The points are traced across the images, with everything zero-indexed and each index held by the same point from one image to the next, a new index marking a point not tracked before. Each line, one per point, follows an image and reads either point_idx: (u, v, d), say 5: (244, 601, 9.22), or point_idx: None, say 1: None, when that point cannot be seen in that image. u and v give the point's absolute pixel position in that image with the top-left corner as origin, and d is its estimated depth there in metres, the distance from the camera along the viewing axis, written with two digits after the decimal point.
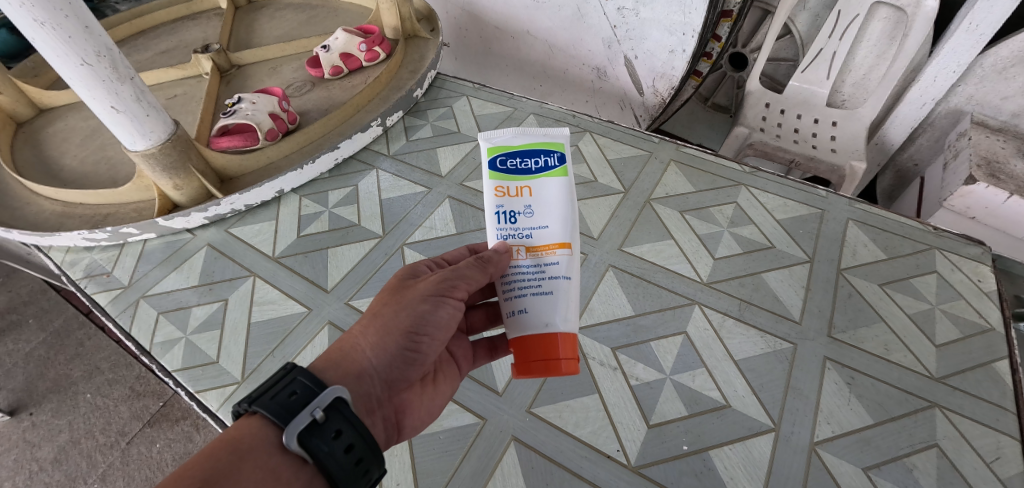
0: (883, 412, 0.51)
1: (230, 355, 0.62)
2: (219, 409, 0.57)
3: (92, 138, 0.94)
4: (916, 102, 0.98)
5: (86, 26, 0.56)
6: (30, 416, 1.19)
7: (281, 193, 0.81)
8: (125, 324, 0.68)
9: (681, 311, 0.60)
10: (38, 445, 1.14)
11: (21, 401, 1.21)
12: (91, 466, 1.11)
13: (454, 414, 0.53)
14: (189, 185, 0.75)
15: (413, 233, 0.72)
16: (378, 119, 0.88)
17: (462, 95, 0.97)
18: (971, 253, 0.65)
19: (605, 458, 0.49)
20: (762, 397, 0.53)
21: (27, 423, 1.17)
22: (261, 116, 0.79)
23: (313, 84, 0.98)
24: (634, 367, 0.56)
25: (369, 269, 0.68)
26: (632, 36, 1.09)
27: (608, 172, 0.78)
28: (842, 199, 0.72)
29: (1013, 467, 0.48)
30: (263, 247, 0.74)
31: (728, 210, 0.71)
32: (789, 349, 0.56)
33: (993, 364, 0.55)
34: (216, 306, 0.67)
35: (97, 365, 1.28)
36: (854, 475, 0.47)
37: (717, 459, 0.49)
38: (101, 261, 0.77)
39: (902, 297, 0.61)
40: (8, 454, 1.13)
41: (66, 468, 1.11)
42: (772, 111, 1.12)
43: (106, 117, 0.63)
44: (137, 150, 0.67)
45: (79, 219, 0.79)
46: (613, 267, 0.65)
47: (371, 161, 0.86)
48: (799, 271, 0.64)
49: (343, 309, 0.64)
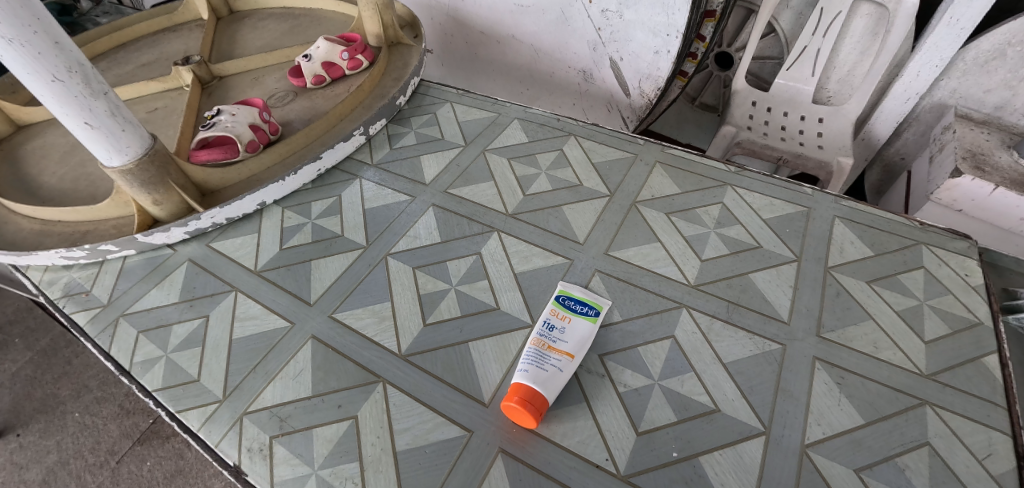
0: (873, 412, 0.51)
1: (211, 372, 0.60)
2: (199, 428, 0.55)
3: (71, 154, 0.92)
4: (901, 97, 0.99)
5: (56, 41, 0.55)
6: (17, 437, 1.16)
7: (263, 205, 0.79)
8: (104, 343, 0.66)
9: (668, 315, 0.60)
10: (25, 467, 1.11)
11: (9, 422, 1.19)
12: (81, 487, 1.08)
13: (440, 427, 0.52)
14: (169, 199, 0.74)
15: (397, 243, 0.71)
16: (360, 128, 0.87)
17: (445, 101, 0.96)
18: (958, 247, 0.65)
19: (593, 467, 0.48)
20: (751, 400, 0.52)
21: (15, 445, 1.15)
22: (241, 127, 0.79)
23: (295, 94, 0.97)
24: (622, 374, 0.55)
25: (353, 280, 0.67)
26: (617, 38, 1.09)
27: (593, 174, 0.77)
28: (827, 196, 0.72)
29: (1005, 463, 0.47)
30: (244, 261, 0.73)
31: (715, 211, 0.71)
32: (778, 350, 0.56)
33: (982, 359, 0.54)
34: (197, 322, 0.66)
35: (85, 383, 1.26)
36: (847, 477, 0.47)
37: (707, 465, 0.48)
38: (79, 280, 0.76)
39: (890, 293, 0.61)
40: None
41: None
42: (759, 109, 1.13)
43: (80, 133, 0.62)
44: (114, 165, 0.67)
45: (58, 237, 0.78)
46: (599, 272, 0.64)
47: (354, 170, 0.84)
48: (786, 270, 0.63)
49: (325, 322, 0.63)
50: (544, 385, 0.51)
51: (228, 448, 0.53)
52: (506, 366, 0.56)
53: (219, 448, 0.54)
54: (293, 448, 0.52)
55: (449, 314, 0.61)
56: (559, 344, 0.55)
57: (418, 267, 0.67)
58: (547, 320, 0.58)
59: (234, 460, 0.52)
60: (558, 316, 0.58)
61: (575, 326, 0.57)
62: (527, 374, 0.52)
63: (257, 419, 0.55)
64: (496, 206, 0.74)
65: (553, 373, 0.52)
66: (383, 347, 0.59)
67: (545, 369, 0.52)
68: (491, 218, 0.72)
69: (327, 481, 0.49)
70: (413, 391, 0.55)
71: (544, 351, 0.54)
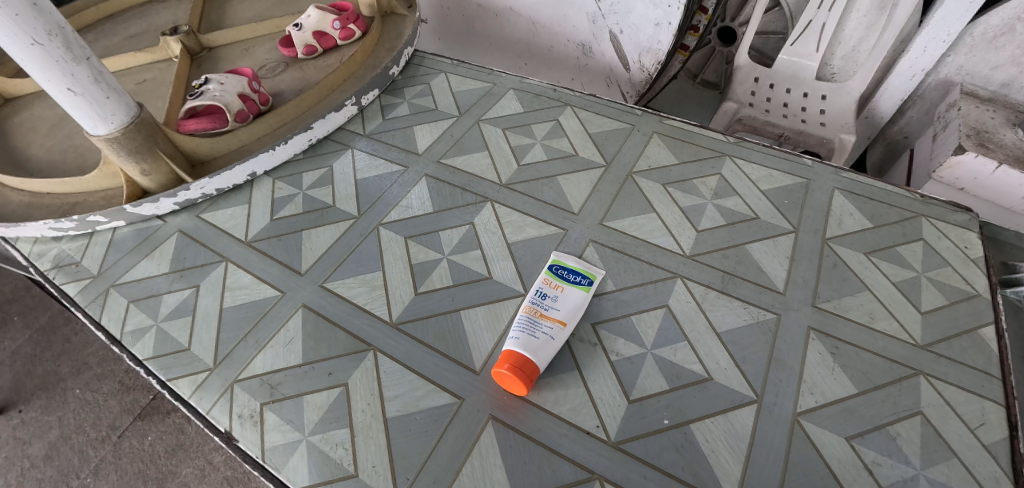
0: (867, 381, 0.51)
1: (201, 341, 0.60)
2: (190, 396, 0.55)
3: (59, 127, 0.90)
4: (906, 73, 0.96)
5: (34, 2, 0.53)
6: (19, 413, 1.17)
7: (253, 176, 0.78)
8: (95, 313, 0.66)
9: (663, 284, 0.59)
10: (28, 442, 1.12)
11: (11, 398, 1.19)
12: (83, 461, 1.09)
13: (431, 394, 0.51)
14: (157, 169, 0.72)
15: (389, 213, 0.70)
16: (352, 98, 0.85)
17: (440, 71, 0.93)
18: (959, 220, 0.64)
19: (584, 434, 0.48)
20: (744, 369, 0.52)
21: (17, 421, 1.16)
22: (229, 96, 0.77)
23: (286, 65, 0.94)
24: (614, 343, 0.54)
25: (344, 250, 0.66)
26: (617, 10, 1.06)
27: (589, 144, 0.76)
28: (828, 168, 0.71)
29: (996, 432, 0.47)
30: (234, 232, 0.72)
31: (712, 182, 0.70)
32: (772, 319, 0.55)
33: (979, 330, 0.54)
34: (187, 292, 0.65)
35: (85, 360, 1.26)
36: (838, 445, 0.47)
37: (698, 432, 0.48)
38: (69, 251, 0.75)
39: (888, 265, 0.60)
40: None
41: (58, 463, 1.09)
42: (761, 86, 1.10)
43: (63, 99, 0.60)
44: (99, 134, 0.66)
45: (46, 209, 0.76)
46: (593, 242, 0.63)
47: (346, 140, 0.83)
48: (783, 241, 0.62)
49: (316, 292, 0.62)
50: (535, 352, 0.51)
51: (219, 415, 0.53)
52: (498, 334, 0.55)
53: (210, 414, 0.54)
54: (284, 415, 0.52)
55: (441, 283, 0.60)
56: (551, 312, 0.55)
57: (411, 237, 0.66)
58: (539, 289, 0.57)
59: (224, 426, 0.52)
60: (550, 286, 0.57)
61: (567, 294, 0.57)
62: (519, 342, 0.51)
63: (248, 387, 0.55)
64: (489, 176, 0.73)
65: (544, 341, 0.52)
66: (374, 316, 0.58)
67: (536, 337, 0.52)
68: (484, 188, 0.71)
69: (318, 446, 0.49)
70: (404, 359, 0.54)
71: (536, 319, 0.54)
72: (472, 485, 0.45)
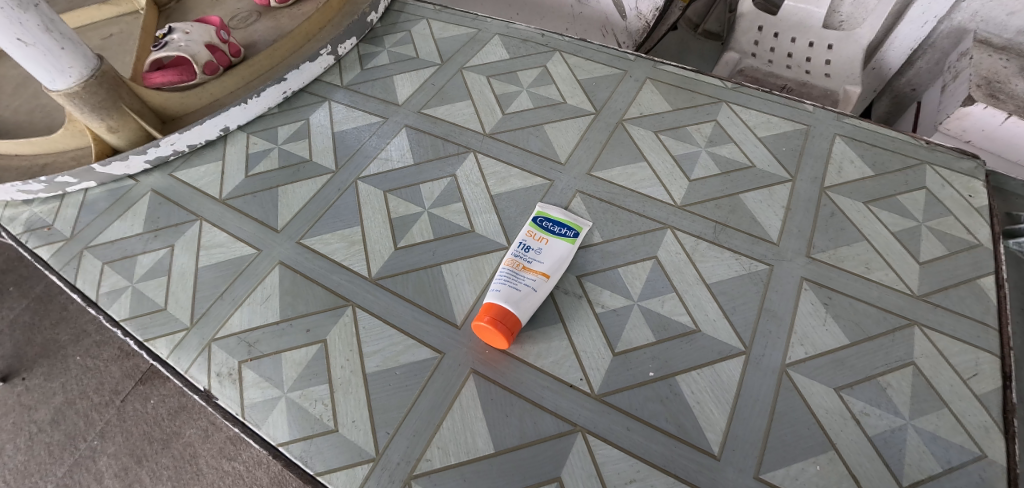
0: (860, 332, 0.49)
1: (178, 301, 0.58)
2: (169, 355, 0.54)
3: (23, 86, 0.86)
4: (917, 21, 0.91)
5: None
6: (23, 381, 1.17)
7: (227, 131, 0.75)
8: (69, 276, 0.64)
9: (652, 236, 0.57)
10: (34, 408, 1.13)
11: (14, 367, 1.19)
12: (90, 424, 1.10)
13: (410, 350, 0.50)
14: (125, 126, 0.69)
15: (368, 166, 0.67)
16: (327, 47, 0.80)
17: (422, 17, 0.88)
18: (964, 168, 0.61)
19: (567, 387, 0.47)
20: (733, 320, 0.50)
21: (22, 388, 1.16)
22: (196, 47, 0.73)
23: (259, 15, 0.89)
24: (600, 295, 0.53)
25: (322, 205, 0.63)
26: None
27: (578, 92, 0.72)
28: (829, 113, 0.67)
29: (990, 382, 0.46)
30: (209, 189, 0.69)
31: (707, 129, 0.66)
32: (764, 270, 0.54)
33: (978, 280, 0.52)
34: (162, 252, 0.63)
35: (83, 328, 1.25)
36: (827, 395, 0.46)
37: (683, 384, 0.47)
38: (41, 214, 0.71)
39: (888, 213, 0.58)
40: (7, 418, 1.12)
41: (65, 427, 1.10)
42: (766, 35, 1.04)
43: (14, 51, 0.56)
44: (58, 89, 0.62)
45: (15, 171, 0.73)
46: (580, 193, 0.61)
47: (323, 92, 0.78)
48: (780, 191, 0.60)
49: (294, 248, 0.60)
50: (517, 305, 0.49)
51: (198, 373, 0.52)
52: (480, 287, 0.53)
53: (189, 373, 0.52)
54: (262, 372, 0.51)
55: (422, 237, 0.58)
56: (535, 264, 0.53)
57: (390, 190, 0.64)
58: (522, 241, 0.55)
59: (203, 385, 0.51)
60: (535, 238, 0.55)
61: (552, 247, 0.55)
62: (499, 294, 0.50)
63: (225, 345, 0.53)
64: (473, 125, 0.69)
65: (527, 293, 0.50)
66: (353, 271, 0.57)
67: (518, 289, 0.50)
68: (467, 138, 0.68)
69: (297, 403, 0.48)
70: (384, 314, 0.53)
71: (518, 272, 0.52)
72: (453, 438, 0.45)
